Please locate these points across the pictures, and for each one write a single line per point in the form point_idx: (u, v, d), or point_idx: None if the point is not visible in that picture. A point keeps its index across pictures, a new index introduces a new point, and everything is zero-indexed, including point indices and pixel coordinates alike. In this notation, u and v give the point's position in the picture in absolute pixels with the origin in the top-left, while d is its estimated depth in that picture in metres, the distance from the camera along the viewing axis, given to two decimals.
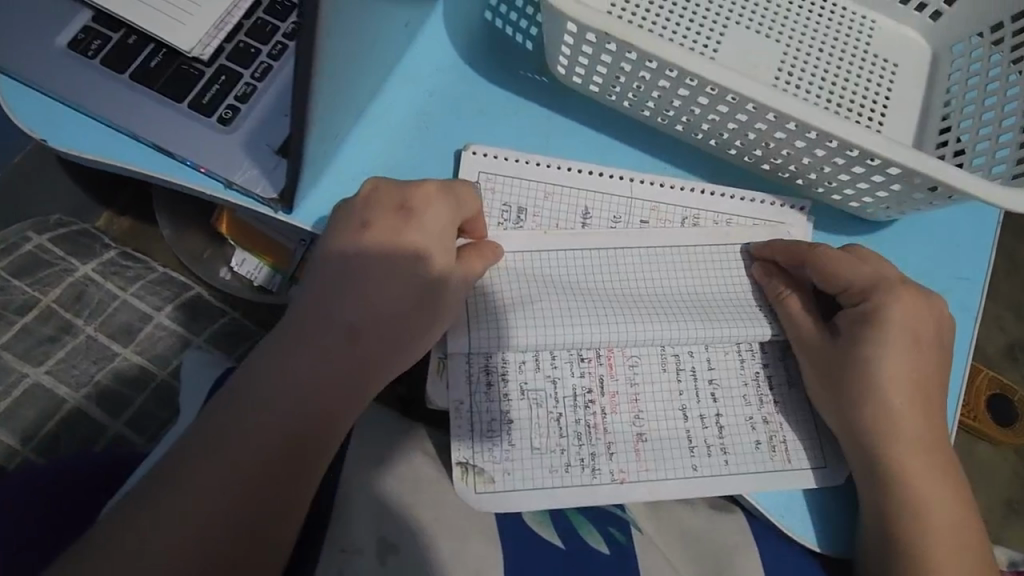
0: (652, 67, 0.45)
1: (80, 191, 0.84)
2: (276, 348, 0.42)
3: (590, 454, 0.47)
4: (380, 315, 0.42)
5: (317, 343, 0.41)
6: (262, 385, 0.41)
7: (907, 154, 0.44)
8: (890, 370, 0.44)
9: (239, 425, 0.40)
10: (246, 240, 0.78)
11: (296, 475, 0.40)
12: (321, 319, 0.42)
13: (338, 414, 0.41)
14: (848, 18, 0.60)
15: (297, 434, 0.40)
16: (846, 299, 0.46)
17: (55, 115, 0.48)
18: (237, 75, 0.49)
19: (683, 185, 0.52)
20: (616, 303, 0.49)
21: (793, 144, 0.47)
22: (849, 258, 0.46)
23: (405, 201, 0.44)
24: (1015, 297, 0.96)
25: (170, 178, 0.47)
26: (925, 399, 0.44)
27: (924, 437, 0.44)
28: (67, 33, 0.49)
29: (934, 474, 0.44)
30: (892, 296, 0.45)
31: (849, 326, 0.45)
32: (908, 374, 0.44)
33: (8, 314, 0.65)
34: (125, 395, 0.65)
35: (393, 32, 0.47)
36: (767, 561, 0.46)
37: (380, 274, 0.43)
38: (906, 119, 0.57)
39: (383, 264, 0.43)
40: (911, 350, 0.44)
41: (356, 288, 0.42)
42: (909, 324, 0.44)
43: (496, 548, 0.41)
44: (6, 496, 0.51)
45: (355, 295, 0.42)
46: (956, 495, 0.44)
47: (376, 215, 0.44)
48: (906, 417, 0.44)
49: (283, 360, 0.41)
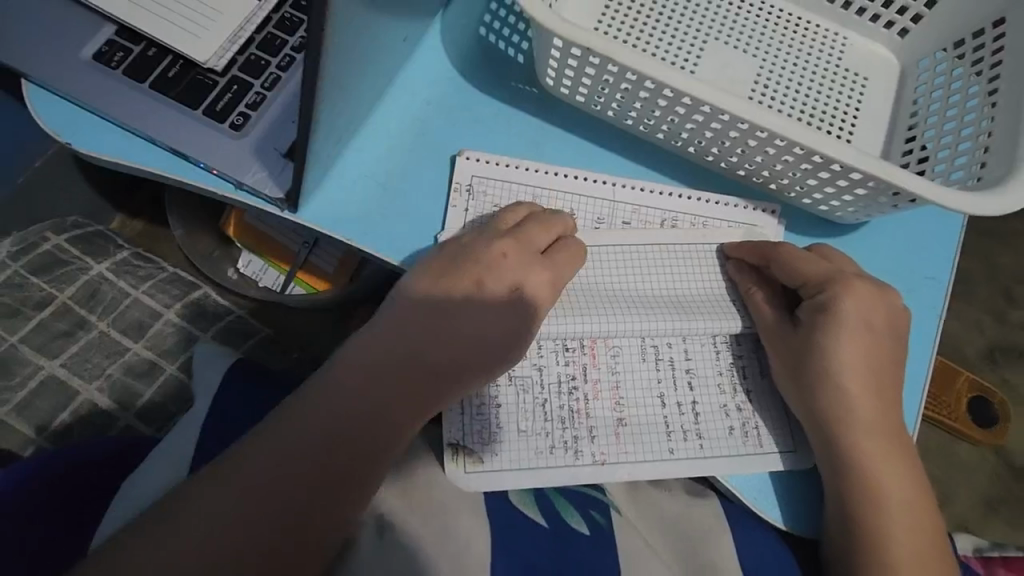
0: (632, 79, 0.49)
1: (94, 195, 0.88)
2: (323, 378, 0.45)
3: (573, 437, 0.50)
4: (423, 358, 0.45)
5: (362, 377, 0.44)
6: (306, 407, 0.44)
7: (867, 161, 0.47)
8: (850, 360, 0.47)
9: (277, 433, 0.43)
10: (256, 244, 0.83)
11: (328, 492, 0.42)
12: (368, 355, 0.45)
13: (379, 449, 0.44)
14: (821, 34, 0.64)
15: (332, 457, 0.43)
16: (806, 292, 0.50)
17: (77, 120, 0.52)
18: (248, 85, 0.53)
19: (663, 190, 0.56)
20: (601, 297, 0.52)
21: (765, 150, 0.51)
22: (812, 258, 0.50)
23: (518, 285, 0.47)
24: (993, 300, 0.99)
25: (184, 179, 0.51)
26: (881, 386, 0.48)
27: (881, 424, 0.47)
28: (91, 45, 0.53)
29: (890, 458, 0.47)
30: (849, 289, 0.48)
31: (808, 317, 0.49)
32: (865, 363, 0.47)
33: (27, 309, 0.69)
34: (136, 387, 0.69)
35: (392, 46, 0.51)
36: (740, 549, 0.49)
37: (441, 316, 0.46)
38: (875, 130, 0.61)
39: (447, 311, 0.46)
40: (867, 341, 0.48)
41: (408, 325, 0.46)
42: (864, 315, 0.48)
43: (485, 528, 0.45)
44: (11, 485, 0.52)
45: (395, 327, 0.46)
46: (914, 483, 0.48)
47: (494, 278, 0.47)
48: (863, 404, 0.47)
49: (326, 388, 0.44)
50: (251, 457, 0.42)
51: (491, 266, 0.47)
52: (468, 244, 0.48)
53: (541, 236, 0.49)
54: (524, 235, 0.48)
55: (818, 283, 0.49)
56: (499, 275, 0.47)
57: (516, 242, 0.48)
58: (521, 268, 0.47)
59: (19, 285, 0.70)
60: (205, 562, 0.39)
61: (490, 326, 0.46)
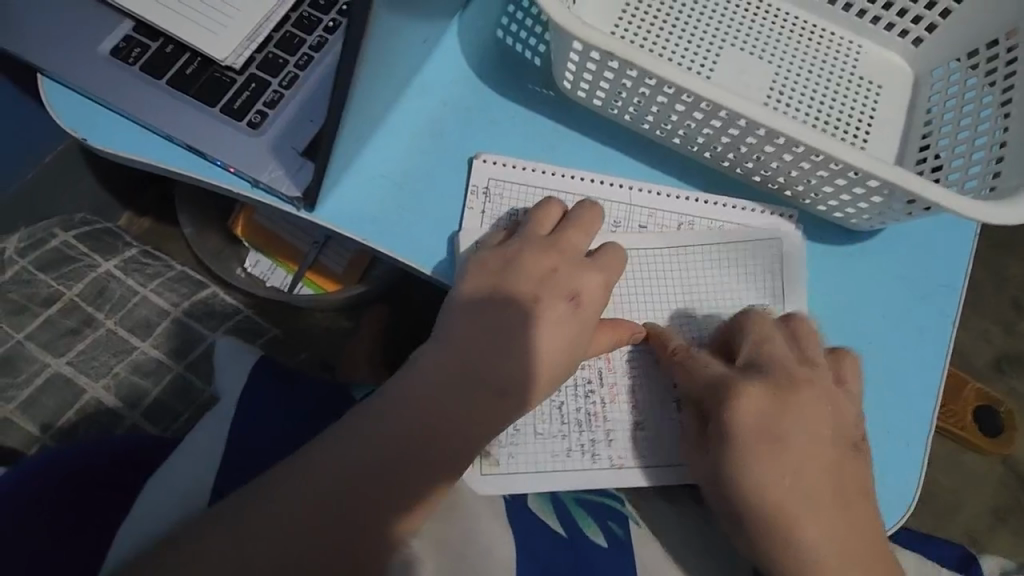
0: (651, 83, 0.49)
1: (102, 192, 0.88)
2: (390, 395, 0.45)
3: (590, 440, 0.50)
4: (467, 375, 0.45)
5: (409, 392, 0.44)
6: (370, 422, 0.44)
7: (885, 170, 0.47)
8: (756, 471, 0.46)
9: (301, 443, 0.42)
10: (263, 243, 0.83)
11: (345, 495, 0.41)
12: (425, 373, 0.45)
13: (421, 463, 0.43)
14: (836, 42, 0.64)
15: (359, 465, 0.42)
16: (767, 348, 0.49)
17: (95, 116, 0.52)
18: (266, 83, 0.53)
19: (680, 194, 0.56)
20: (629, 300, 0.53)
21: (781, 157, 0.51)
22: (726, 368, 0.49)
23: (574, 292, 0.48)
24: (1002, 310, 0.99)
25: (200, 176, 0.51)
26: None
27: (823, 515, 0.45)
28: (109, 41, 0.53)
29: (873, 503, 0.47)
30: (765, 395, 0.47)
31: (712, 425, 0.47)
32: (776, 465, 0.46)
33: (34, 305, 0.69)
34: (143, 385, 0.68)
35: (411, 46, 0.51)
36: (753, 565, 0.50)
37: (495, 333, 0.46)
38: (889, 138, 0.61)
39: (496, 327, 0.46)
40: (773, 445, 0.46)
41: (468, 339, 0.46)
42: (766, 414, 0.46)
43: (509, 534, 0.45)
44: (22, 480, 0.51)
45: (452, 343, 0.45)
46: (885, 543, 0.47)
47: (517, 280, 0.47)
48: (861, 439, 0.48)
49: (391, 404, 0.44)
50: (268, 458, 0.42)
51: (517, 268, 0.48)
52: (509, 257, 0.48)
53: (579, 237, 0.50)
54: (563, 238, 0.50)
55: (705, 392, 0.48)
56: (554, 285, 0.48)
57: (562, 255, 0.49)
58: (573, 277, 0.48)
59: (27, 281, 0.69)
60: (220, 562, 0.39)
61: (536, 338, 0.46)
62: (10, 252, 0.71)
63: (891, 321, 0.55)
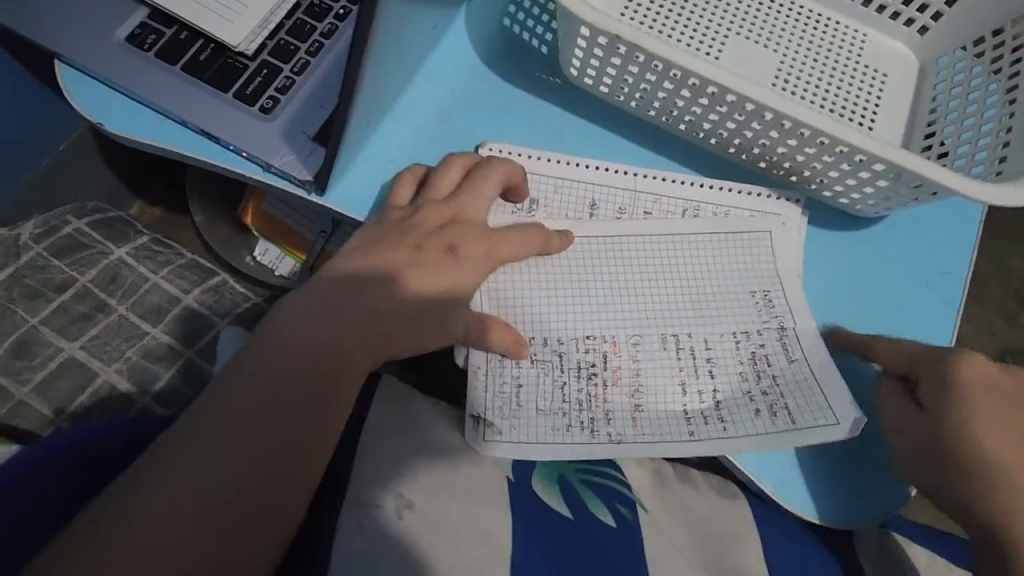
0: (657, 69, 0.50)
1: (115, 181, 0.90)
2: (284, 341, 0.43)
3: (590, 418, 0.51)
4: (363, 322, 0.45)
5: (279, 345, 0.43)
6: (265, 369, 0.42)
7: (890, 152, 0.47)
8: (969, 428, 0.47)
9: None
10: (268, 230, 0.84)
11: None
12: (288, 327, 0.43)
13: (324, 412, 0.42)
14: (841, 31, 0.65)
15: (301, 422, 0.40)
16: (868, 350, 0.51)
17: (109, 101, 0.53)
18: (278, 69, 0.54)
19: (686, 180, 0.57)
20: (584, 286, 0.54)
21: (786, 142, 0.51)
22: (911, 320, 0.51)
23: (451, 244, 0.49)
24: (1006, 305, 0.99)
25: (213, 161, 0.52)
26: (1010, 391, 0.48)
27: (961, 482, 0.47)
28: (125, 28, 0.54)
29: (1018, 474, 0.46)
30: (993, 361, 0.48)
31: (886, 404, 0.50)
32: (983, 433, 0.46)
33: (48, 292, 0.70)
34: (155, 370, 0.69)
35: (421, 32, 0.52)
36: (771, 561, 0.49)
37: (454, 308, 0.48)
38: (894, 125, 0.61)
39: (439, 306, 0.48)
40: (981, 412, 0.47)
41: (345, 288, 0.46)
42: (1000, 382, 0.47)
43: (505, 509, 0.45)
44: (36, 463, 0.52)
45: (314, 298, 0.45)
46: None
47: None
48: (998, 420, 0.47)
49: (281, 348, 0.43)
50: (226, 435, 0.39)
51: (416, 226, 0.49)
52: None
53: (476, 207, 0.51)
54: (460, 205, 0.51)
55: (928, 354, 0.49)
56: None
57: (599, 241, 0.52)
58: None
59: (42, 268, 0.71)
60: None
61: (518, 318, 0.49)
62: (24, 239, 0.72)
63: (896, 309, 0.55)
